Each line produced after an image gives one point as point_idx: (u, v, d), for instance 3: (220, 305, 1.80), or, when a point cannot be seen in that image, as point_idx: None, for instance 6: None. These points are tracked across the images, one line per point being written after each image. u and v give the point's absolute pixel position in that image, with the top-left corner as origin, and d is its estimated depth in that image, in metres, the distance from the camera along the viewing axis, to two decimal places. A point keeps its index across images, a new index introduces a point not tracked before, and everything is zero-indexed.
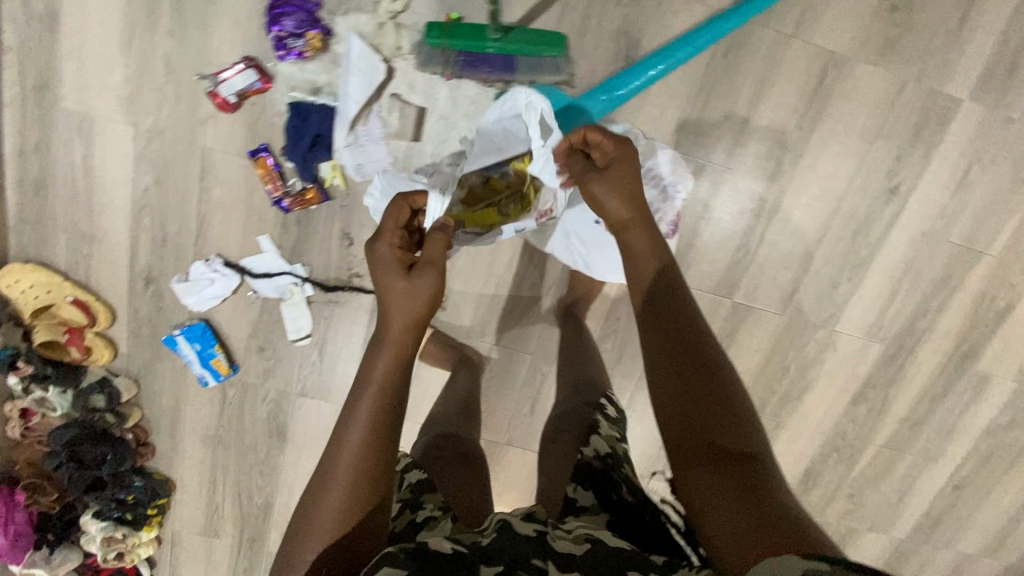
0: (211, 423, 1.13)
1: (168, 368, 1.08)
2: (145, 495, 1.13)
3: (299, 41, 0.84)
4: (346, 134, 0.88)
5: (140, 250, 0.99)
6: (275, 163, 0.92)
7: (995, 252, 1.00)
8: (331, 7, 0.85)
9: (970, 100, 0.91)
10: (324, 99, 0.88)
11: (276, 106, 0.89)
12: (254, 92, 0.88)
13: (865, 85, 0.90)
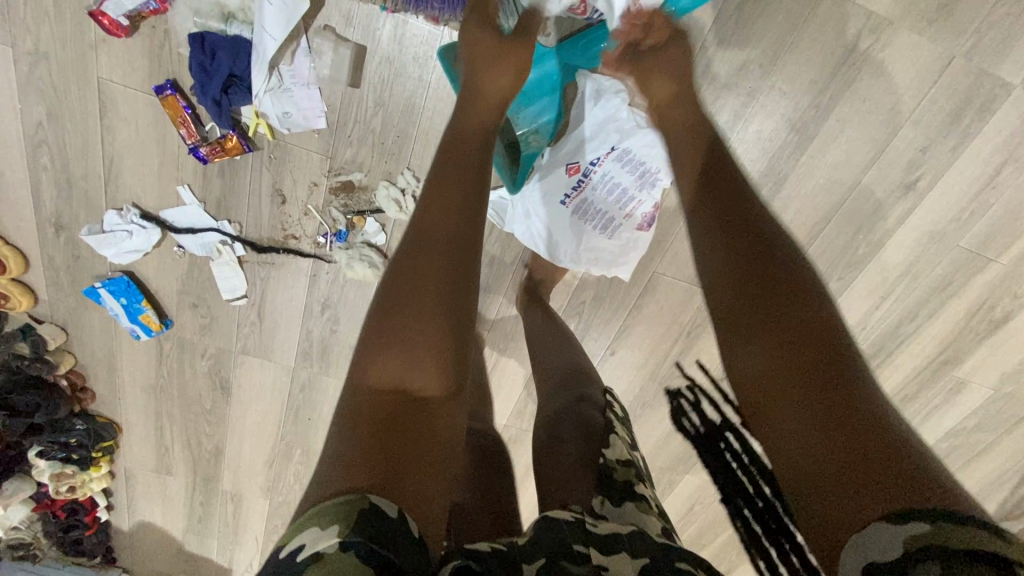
0: (150, 373, 1.08)
1: (96, 317, 1.00)
2: (88, 436, 1.11)
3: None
4: (266, 76, 0.75)
5: (43, 192, 0.86)
6: (187, 105, 0.78)
7: (1005, 260, 0.89)
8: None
9: (1020, 87, 0.76)
10: (237, 29, 0.74)
11: (180, 36, 0.75)
12: (150, 14, 0.74)
13: (899, 58, 0.75)
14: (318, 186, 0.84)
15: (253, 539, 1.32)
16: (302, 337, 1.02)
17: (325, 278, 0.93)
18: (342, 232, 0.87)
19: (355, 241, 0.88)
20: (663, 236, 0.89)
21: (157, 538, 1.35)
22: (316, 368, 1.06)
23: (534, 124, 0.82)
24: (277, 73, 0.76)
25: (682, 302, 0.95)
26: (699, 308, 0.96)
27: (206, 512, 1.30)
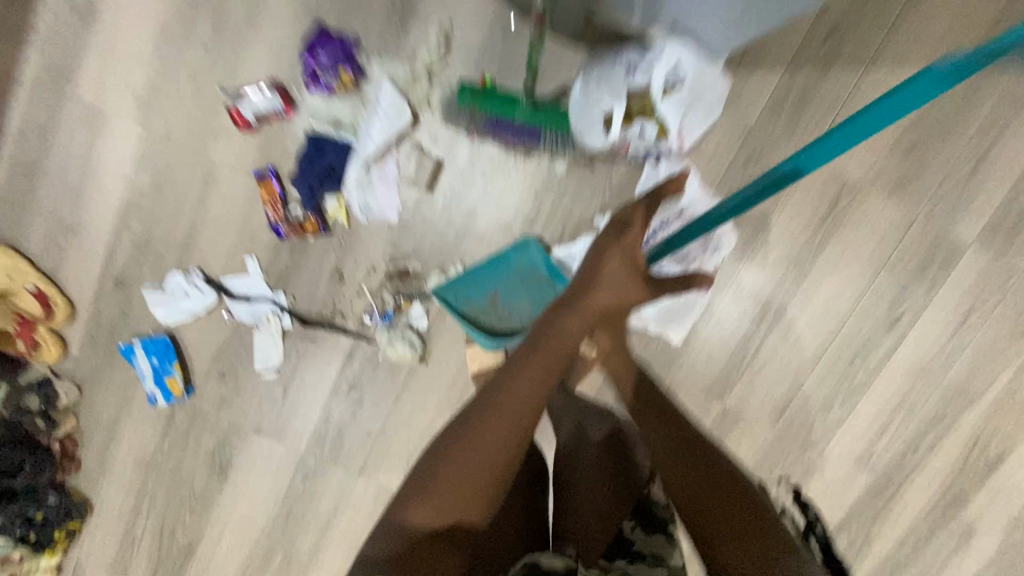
0: (149, 445, 1.03)
1: (118, 379, 1.00)
2: (58, 513, 1.03)
3: (334, 79, 0.86)
4: (360, 172, 0.88)
5: (120, 250, 0.95)
6: (280, 189, 0.90)
7: (988, 401, 0.97)
8: (370, 49, 0.86)
9: (976, 247, 0.92)
10: (344, 135, 0.88)
11: (291, 134, 0.88)
12: (275, 118, 0.88)
13: (874, 217, 0.92)
14: (376, 270, 0.94)
15: None
16: (321, 418, 1.02)
17: (361, 357, 0.98)
18: (388, 312, 0.95)
19: (398, 323, 0.95)
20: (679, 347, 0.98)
21: None
22: (326, 454, 1.03)
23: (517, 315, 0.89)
24: (366, 172, 0.89)
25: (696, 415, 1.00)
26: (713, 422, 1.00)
27: None
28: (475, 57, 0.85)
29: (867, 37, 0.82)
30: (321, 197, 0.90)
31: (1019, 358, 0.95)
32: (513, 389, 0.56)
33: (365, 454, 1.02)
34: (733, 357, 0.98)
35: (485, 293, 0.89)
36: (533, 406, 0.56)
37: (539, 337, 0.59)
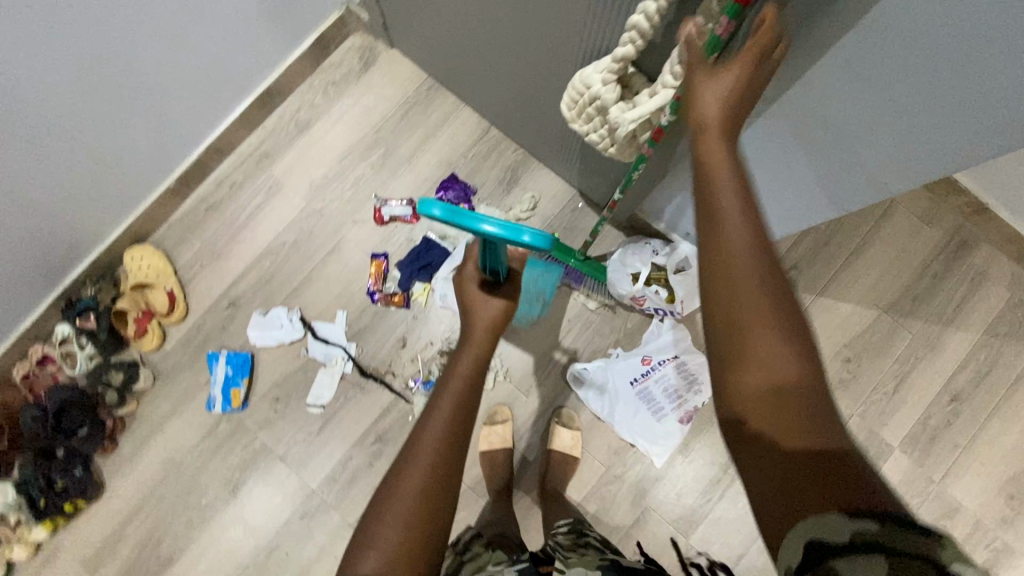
0: (182, 446, 1.16)
1: (189, 380, 1.18)
2: (75, 487, 1.11)
3: (455, 207, 1.22)
4: (448, 271, 1.19)
5: (245, 280, 1.22)
6: (385, 268, 1.20)
7: None
8: (481, 195, 1.23)
9: (900, 449, 1.15)
10: (446, 243, 1.20)
11: (409, 234, 1.22)
12: (401, 220, 1.23)
13: None
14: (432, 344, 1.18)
15: None
16: (340, 461, 1.15)
17: (395, 414, 1.16)
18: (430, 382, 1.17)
19: None
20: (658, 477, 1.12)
21: None
22: (330, 496, 1.14)
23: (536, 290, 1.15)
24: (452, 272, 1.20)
25: (661, 546, 1.10)
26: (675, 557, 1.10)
27: None
28: (551, 217, 1.21)
29: (818, 275, 1.20)
30: (413, 281, 1.20)
31: None
32: (425, 428, 0.58)
33: (364, 505, 1.14)
34: (700, 498, 1.11)
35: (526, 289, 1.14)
36: (449, 436, 0.57)
37: (441, 392, 0.62)
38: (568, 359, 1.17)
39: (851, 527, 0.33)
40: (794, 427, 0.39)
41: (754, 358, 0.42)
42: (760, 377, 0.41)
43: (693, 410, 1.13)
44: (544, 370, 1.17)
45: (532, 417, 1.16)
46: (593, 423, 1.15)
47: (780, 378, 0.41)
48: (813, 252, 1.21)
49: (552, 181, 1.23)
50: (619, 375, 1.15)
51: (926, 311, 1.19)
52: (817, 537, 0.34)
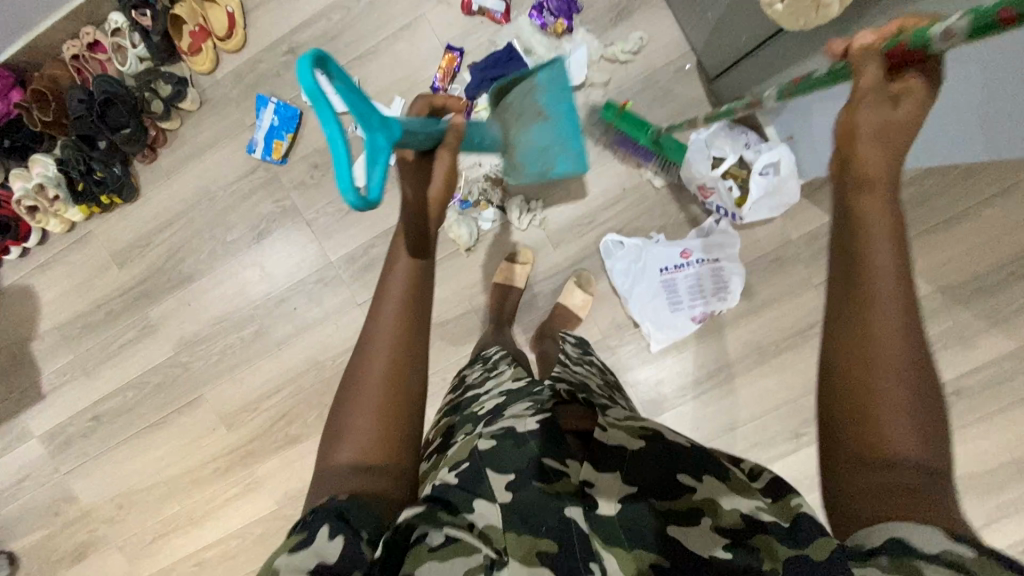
0: (217, 180, 1.17)
1: (233, 116, 1.14)
2: (110, 183, 1.12)
3: (551, 20, 1.07)
4: None
5: (310, 29, 1.12)
6: (457, 66, 1.10)
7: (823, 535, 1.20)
8: (584, 19, 1.08)
9: None
10: (529, 60, 1.09)
11: (493, 37, 1.10)
12: (489, 17, 1.09)
13: None
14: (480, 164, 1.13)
15: (126, 376, 1.26)
16: (362, 245, 1.18)
17: None
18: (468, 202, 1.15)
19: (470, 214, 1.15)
20: (647, 361, 1.16)
21: (31, 310, 1.25)
22: (345, 274, 1.19)
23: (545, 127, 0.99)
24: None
25: None
26: None
27: (108, 320, 1.24)
28: (650, 71, 1.08)
29: None
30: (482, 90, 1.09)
31: None
32: (377, 316, 0.54)
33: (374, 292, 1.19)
34: (676, 392, 1.16)
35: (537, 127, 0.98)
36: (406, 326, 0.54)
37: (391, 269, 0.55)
38: (608, 227, 1.14)
39: (945, 547, 0.34)
40: (891, 500, 0.38)
41: (875, 431, 0.39)
42: (878, 442, 0.39)
43: (708, 314, 1.12)
44: (580, 229, 1.14)
45: (553, 269, 1.16)
46: (608, 295, 1.15)
47: (898, 452, 0.38)
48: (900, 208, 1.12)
49: (667, 29, 1.07)
50: (653, 257, 1.11)
51: (977, 305, 1.13)
52: (897, 536, 0.36)
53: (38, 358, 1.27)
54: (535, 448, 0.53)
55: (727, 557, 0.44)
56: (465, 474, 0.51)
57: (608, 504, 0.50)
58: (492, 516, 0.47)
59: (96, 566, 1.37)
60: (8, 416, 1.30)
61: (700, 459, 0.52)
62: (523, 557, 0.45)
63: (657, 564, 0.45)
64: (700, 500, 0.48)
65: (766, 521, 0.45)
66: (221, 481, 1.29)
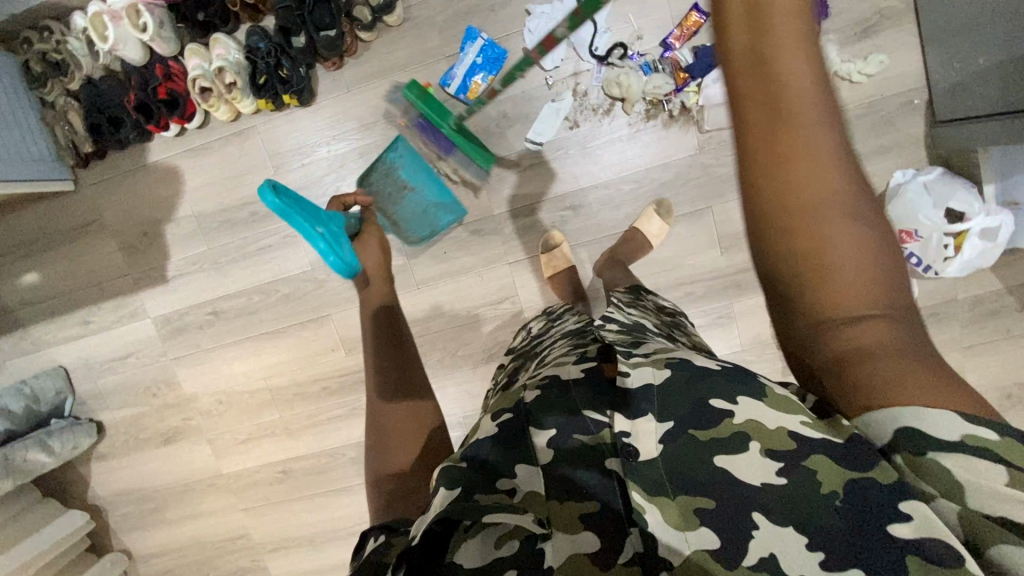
0: (396, 104, 1.12)
1: (433, 43, 1.09)
2: (295, 83, 1.08)
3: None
4: None
5: None
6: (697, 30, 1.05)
7: None
8: (834, 25, 1.03)
9: None
10: None
11: None
12: None
13: None
14: (671, 123, 1.09)
15: (256, 279, 1.25)
16: (527, 207, 1.16)
17: (601, 193, 1.14)
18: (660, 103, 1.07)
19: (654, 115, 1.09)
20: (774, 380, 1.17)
21: (175, 193, 1.21)
22: (504, 230, 1.18)
23: (422, 205, 1.14)
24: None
25: None
26: None
27: (250, 221, 1.21)
28: (877, 97, 1.04)
29: None
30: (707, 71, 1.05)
31: None
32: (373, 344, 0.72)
33: (527, 254, 1.18)
34: None
35: (418, 207, 1.14)
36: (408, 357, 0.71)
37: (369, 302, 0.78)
38: None
39: (967, 431, 0.38)
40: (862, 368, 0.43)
41: (841, 294, 0.45)
42: (834, 295, 0.45)
43: None
44: None
45: (708, 273, 1.15)
46: (760, 310, 1.14)
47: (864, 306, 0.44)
48: None
49: (910, 58, 1.02)
50: None
51: None
52: (906, 424, 0.39)
53: (170, 241, 1.25)
54: (575, 399, 0.53)
55: (780, 483, 0.42)
56: (506, 427, 0.53)
57: (647, 447, 0.47)
58: (536, 483, 0.48)
59: (181, 453, 1.39)
60: (127, 291, 1.29)
61: (733, 381, 0.49)
62: (565, 525, 0.45)
63: (705, 507, 0.43)
64: (741, 426, 0.46)
65: (810, 436, 0.43)
66: (327, 400, 1.30)
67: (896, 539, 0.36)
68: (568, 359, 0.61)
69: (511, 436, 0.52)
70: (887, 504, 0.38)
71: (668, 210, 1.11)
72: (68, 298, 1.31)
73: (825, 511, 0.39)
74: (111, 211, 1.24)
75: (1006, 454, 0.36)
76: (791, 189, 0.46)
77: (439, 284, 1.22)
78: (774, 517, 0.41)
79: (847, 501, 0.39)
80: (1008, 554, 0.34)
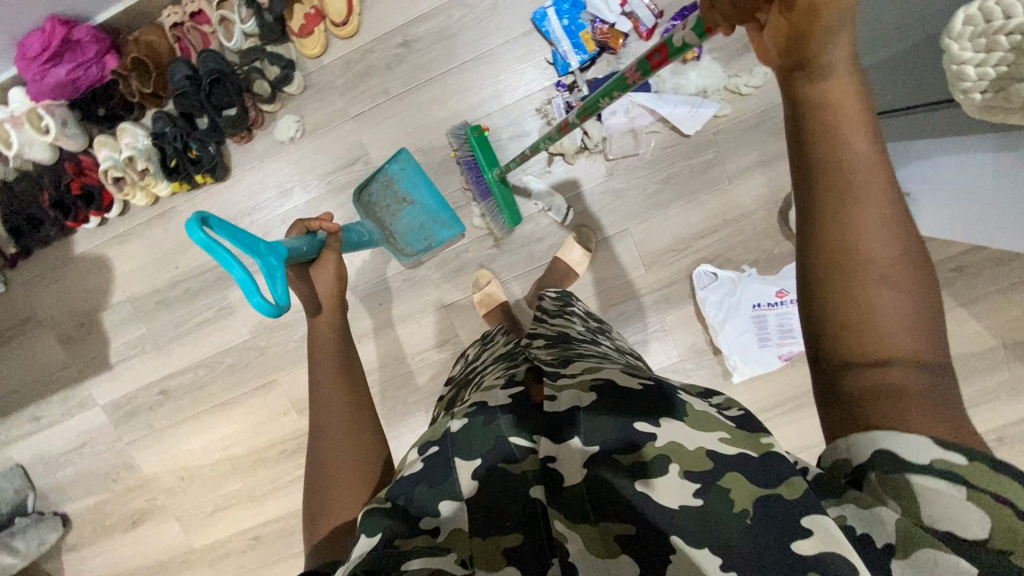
0: (310, 169, 1.14)
1: (338, 106, 1.12)
2: (206, 162, 1.10)
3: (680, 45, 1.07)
4: (644, 109, 1.09)
5: (427, 23, 1.09)
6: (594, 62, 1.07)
7: None
8: (717, 43, 1.08)
9: None
10: (652, 80, 1.10)
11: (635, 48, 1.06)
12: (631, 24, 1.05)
13: None
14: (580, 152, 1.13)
15: (199, 354, 1.25)
16: (453, 250, 1.19)
17: (523, 228, 1.17)
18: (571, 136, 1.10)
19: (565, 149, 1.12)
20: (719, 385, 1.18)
21: (105, 281, 1.22)
22: (434, 275, 1.20)
23: (418, 220, 1.12)
24: (644, 115, 1.10)
25: None
26: None
27: (184, 298, 1.22)
28: (768, 107, 1.09)
29: (974, 285, 1.13)
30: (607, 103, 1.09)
31: None
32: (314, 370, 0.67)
33: (461, 295, 1.20)
34: None
35: (416, 220, 1.12)
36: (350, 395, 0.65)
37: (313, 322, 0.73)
38: (701, 255, 1.15)
39: (938, 454, 0.34)
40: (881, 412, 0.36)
41: (874, 333, 0.36)
42: (868, 322, 0.36)
43: (794, 352, 1.11)
44: (674, 254, 1.15)
45: (637, 291, 1.17)
46: (691, 320, 1.17)
47: (897, 353, 0.36)
48: (987, 263, 1.12)
49: None
50: (750, 295, 1.13)
51: None
52: (881, 448, 0.35)
53: (109, 328, 1.25)
54: (502, 424, 0.49)
55: (699, 504, 0.40)
56: (430, 467, 0.47)
57: (572, 473, 0.44)
58: (459, 516, 0.44)
59: (151, 534, 1.38)
60: (73, 383, 1.29)
61: (656, 410, 0.47)
62: (488, 563, 0.40)
63: (625, 533, 0.40)
64: (662, 449, 0.44)
65: (730, 455, 0.42)
66: (287, 462, 1.30)
67: (797, 555, 0.35)
68: (496, 384, 0.56)
69: (435, 471, 0.47)
70: (791, 517, 0.36)
71: (587, 238, 1.13)
72: (16, 395, 1.31)
73: (735, 529, 0.38)
74: (46, 306, 1.24)
75: (977, 480, 0.33)
76: (845, 197, 0.37)
77: (380, 335, 1.23)
78: (692, 540, 0.38)
79: (758, 521, 0.38)
80: (937, 558, 0.31)
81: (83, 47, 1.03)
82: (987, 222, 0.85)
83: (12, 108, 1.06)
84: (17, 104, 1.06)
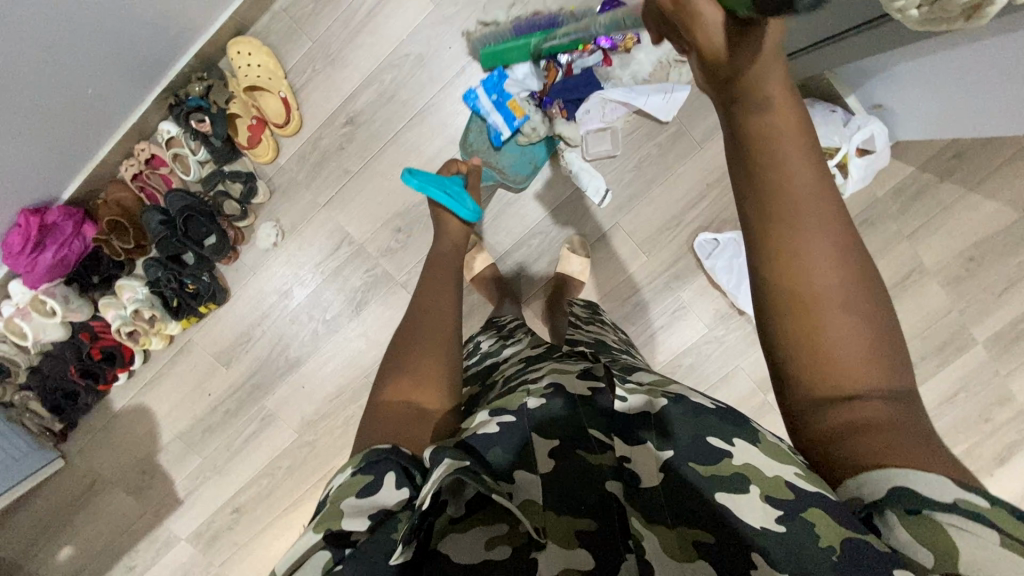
0: (300, 264, 1.17)
1: (307, 199, 1.14)
2: (204, 293, 1.14)
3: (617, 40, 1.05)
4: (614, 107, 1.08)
5: (364, 94, 1.11)
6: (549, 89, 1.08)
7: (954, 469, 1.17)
8: None
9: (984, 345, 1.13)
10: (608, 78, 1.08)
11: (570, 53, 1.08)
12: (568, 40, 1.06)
13: (931, 296, 1.13)
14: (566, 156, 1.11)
15: (257, 464, 1.29)
16: None
17: (517, 253, 1.17)
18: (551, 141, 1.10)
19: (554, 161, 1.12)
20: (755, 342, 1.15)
21: (151, 426, 1.27)
22: None
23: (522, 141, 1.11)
24: (617, 108, 1.09)
25: (744, 397, 1.17)
26: (751, 410, 1.17)
27: (227, 418, 1.26)
28: None
29: (979, 166, 1.09)
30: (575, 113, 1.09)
31: (986, 439, 1.15)
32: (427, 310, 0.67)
33: None
34: None
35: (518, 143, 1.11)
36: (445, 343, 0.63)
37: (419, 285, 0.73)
38: (697, 225, 1.14)
39: (959, 494, 0.34)
40: (861, 447, 0.38)
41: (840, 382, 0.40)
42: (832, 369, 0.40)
43: None
44: (670, 232, 1.14)
45: (645, 278, 1.16)
46: (707, 289, 1.15)
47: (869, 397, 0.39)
48: (982, 141, 1.08)
49: None
50: None
51: None
52: (899, 485, 0.35)
53: (168, 467, 1.30)
54: (582, 415, 0.48)
55: (782, 530, 0.38)
56: (508, 430, 0.47)
57: (649, 474, 0.44)
58: (535, 488, 0.43)
59: None
60: (153, 526, 1.34)
61: (734, 424, 0.46)
62: (561, 539, 0.40)
63: (704, 541, 0.40)
64: (740, 467, 0.43)
65: (808, 491, 0.39)
66: None
67: None
68: (570, 369, 0.55)
69: (512, 439, 0.46)
70: (881, 565, 0.34)
71: (580, 245, 1.14)
72: (104, 554, 1.36)
73: (818, 563, 0.36)
74: (107, 464, 1.30)
75: (1004, 524, 0.33)
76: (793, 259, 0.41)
77: None
78: (778, 564, 0.37)
79: (846, 558, 0.35)
80: None
81: (61, 227, 1.07)
82: (971, 110, 0.81)
83: (17, 300, 1.11)
84: (20, 295, 1.11)
